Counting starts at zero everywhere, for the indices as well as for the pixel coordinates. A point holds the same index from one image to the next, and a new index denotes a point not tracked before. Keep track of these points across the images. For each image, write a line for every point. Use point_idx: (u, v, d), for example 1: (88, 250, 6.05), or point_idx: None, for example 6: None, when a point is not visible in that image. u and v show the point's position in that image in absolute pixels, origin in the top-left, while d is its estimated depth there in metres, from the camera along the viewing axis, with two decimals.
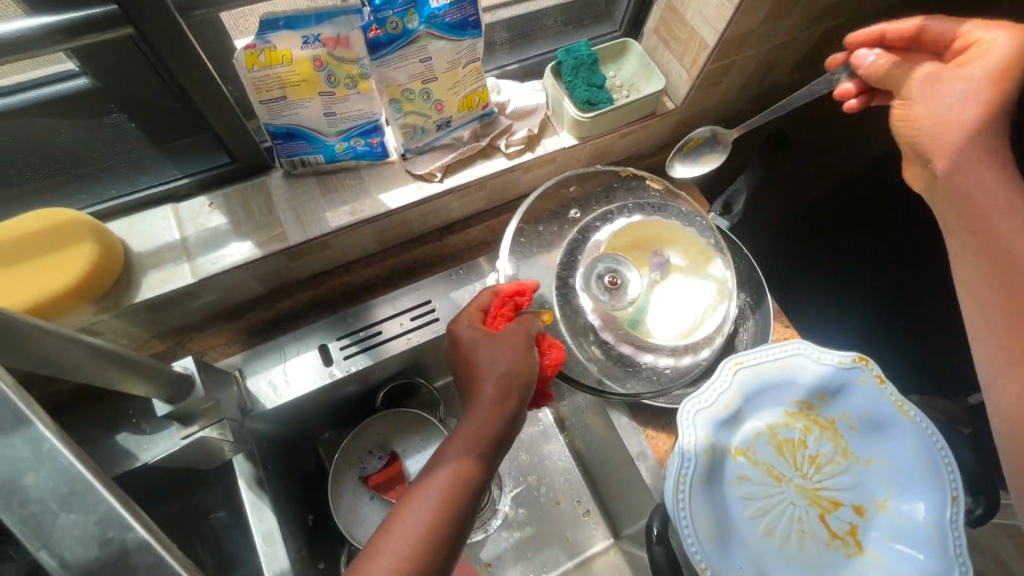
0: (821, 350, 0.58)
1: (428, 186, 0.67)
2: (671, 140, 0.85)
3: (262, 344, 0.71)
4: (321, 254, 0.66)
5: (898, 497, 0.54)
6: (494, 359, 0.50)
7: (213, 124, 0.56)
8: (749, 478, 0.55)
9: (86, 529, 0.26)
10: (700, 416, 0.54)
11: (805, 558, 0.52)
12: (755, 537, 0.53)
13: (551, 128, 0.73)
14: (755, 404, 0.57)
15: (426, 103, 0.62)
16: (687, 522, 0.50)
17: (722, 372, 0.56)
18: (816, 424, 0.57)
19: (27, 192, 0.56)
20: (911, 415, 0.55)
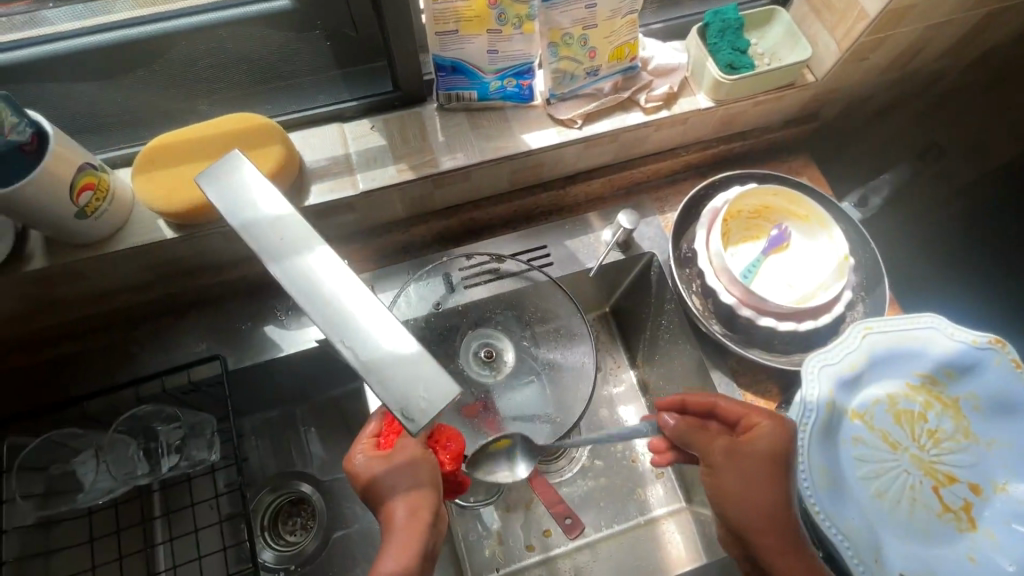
0: (955, 327, 0.58)
1: (567, 131, 0.70)
2: (800, 116, 0.84)
3: (388, 267, 0.76)
4: (461, 186, 0.71)
5: (1019, 481, 0.54)
6: (396, 485, 0.53)
7: (391, 51, 0.62)
8: (864, 441, 0.55)
9: (377, 326, 0.30)
10: (826, 371, 0.56)
11: (914, 524, 0.53)
12: (866, 497, 0.54)
13: (689, 89, 0.74)
14: (880, 370, 0.57)
15: (581, 50, 0.65)
16: (803, 468, 0.52)
17: (852, 334, 0.57)
18: (938, 400, 0.57)
19: (230, 98, 0.65)
20: None
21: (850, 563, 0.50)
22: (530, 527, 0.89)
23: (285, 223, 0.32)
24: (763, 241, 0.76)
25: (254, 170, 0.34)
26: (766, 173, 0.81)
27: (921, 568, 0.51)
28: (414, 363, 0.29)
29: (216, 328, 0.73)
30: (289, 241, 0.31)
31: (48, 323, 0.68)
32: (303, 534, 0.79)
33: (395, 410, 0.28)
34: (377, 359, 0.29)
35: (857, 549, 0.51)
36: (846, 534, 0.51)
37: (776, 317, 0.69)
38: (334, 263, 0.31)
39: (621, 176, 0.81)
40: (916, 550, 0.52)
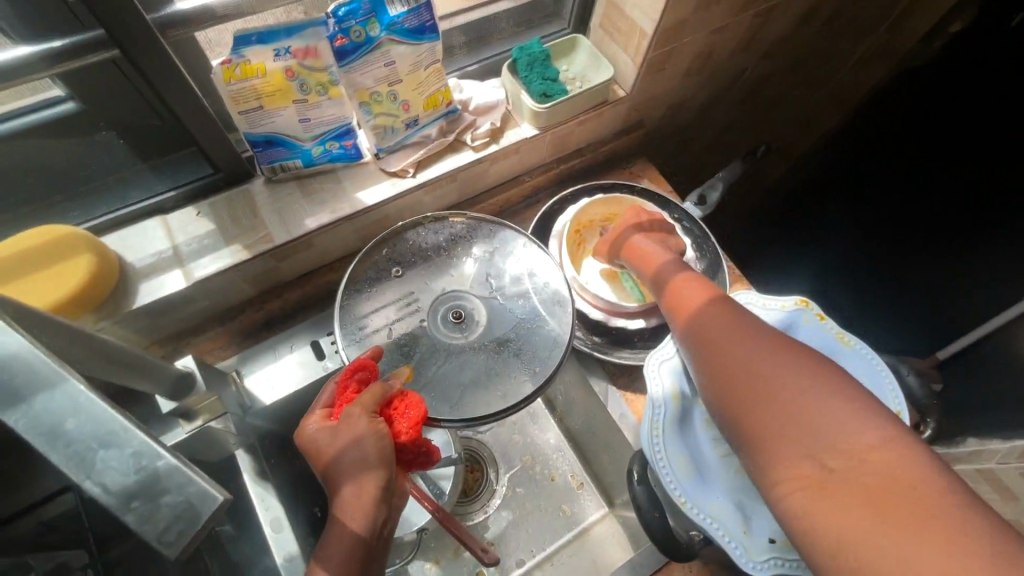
0: (765, 297, 0.64)
1: (401, 181, 0.72)
2: (626, 126, 0.91)
3: (256, 345, 0.75)
4: (307, 253, 0.71)
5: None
6: (344, 458, 0.51)
7: (197, 137, 0.61)
8: (717, 421, 0.60)
9: (123, 458, 0.28)
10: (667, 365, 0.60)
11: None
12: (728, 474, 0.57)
13: (513, 121, 0.78)
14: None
15: (393, 104, 0.67)
16: (662, 462, 0.56)
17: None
18: None
19: (27, 213, 0.61)
20: (852, 344, 0.61)
21: (721, 542, 0.53)
22: (462, 573, 0.87)
23: (14, 361, 0.29)
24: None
25: None
26: (606, 184, 0.86)
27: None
28: (163, 493, 0.28)
29: None
30: (19, 382, 0.29)
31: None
32: None
33: (151, 541, 0.27)
34: (124, 491, 0.28)
35: (725, 527, 0.53)
36: (714, 514, 0.54)
37: (629, 318, 0.75)
38: (76, 396, 0.29)
39: (473, 210, 0.83)
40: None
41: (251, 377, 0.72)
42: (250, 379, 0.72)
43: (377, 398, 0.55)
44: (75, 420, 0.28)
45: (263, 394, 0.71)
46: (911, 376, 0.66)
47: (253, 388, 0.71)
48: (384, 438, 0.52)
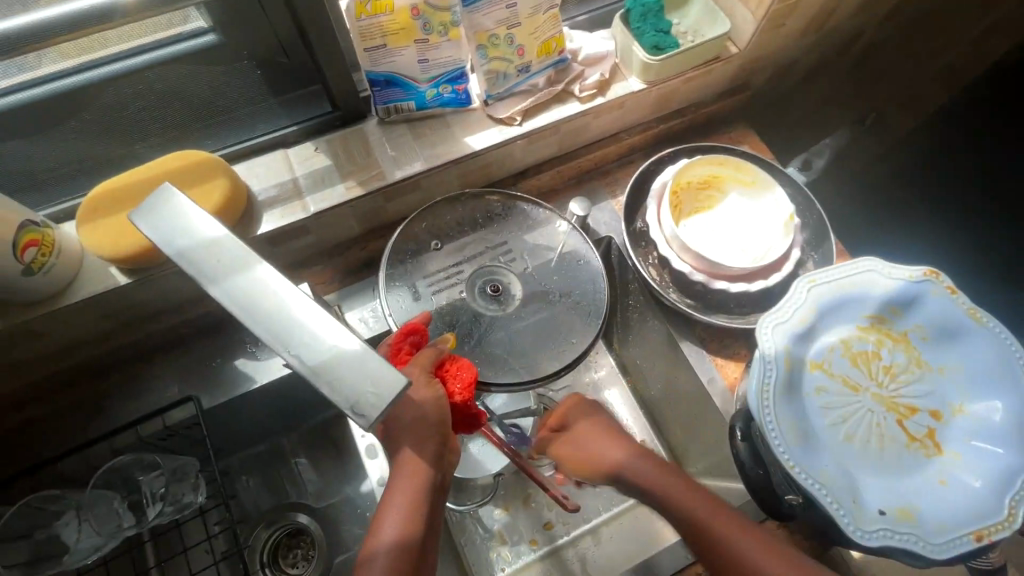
0: (890, 266, 0.61)
1: (508, 129, 0.72)
2: (731, 87, 0.87)
3: (357, 283, 0.78)
4: (413, 195, 0.73)
5: (974, 400, 0.56)
6: (402, 419, 0.51)
7: (324, 72, 0.63)
8: (827, 389, 0.58)
9: (313, 339, 0.31)
10: (779, 328, 0.58)
11: (885, 459, 0.55)
12: (836, 442, 0.55)
13: (620, 74, 0.76)
14: (830, 318, 0.60)
15: (509, 48, 0.67)
16: (771, 423, 0.54)
17: (797, 288, 0.60)
18: (888, 337, 0.60)
19: (169, 139, 0.66)
20: (985, 322, 0.57)
21: (830, 509, 0.51)
22: (530, 523, 0.89)
23: (223, 247, 0.33)
24: (713, 211, 0.78)
25: (188, 201, 0.34)
26: (707, 145, 0.84)
27: (898, 501, 0.53)
28: (347, 371, 0.30)
29: (187, 369, 0.73)
30: (226, 265, 0.32)
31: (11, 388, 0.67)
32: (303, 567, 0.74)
33: (345, 408, 0.29)
34: (313, 368, 0.30)
35: (834, 495, 0.52)
36: (822, 480, 0.52)
37: (731, 281, 0.72)
38: (273, 281, 0.32)
39: (569, 166, 0.83)
40: (891, 484, 0.54)
41: (350, 312, 0.75)
42: (349, 314, 0.75)
43: (430, 360, 0.54)
44: (273, 301, 0.31)
45: (361, 328, 0.74)
46: None
47: (353, 322, 0.75)
48: (439, 401, 0.52)
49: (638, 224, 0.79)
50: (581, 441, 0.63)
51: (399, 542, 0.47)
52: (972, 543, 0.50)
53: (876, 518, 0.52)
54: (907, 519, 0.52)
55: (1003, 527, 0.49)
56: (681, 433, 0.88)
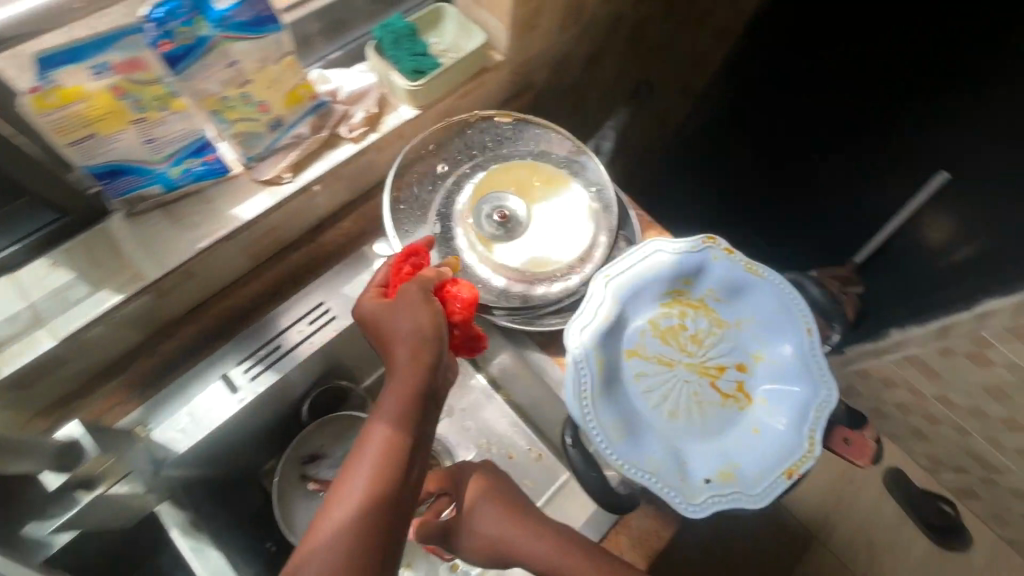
0: (675, 241, 0.63)
1: (279, 188, 0.67)
2: (513, 91, 0.89)
3: (161, 391, 0.69)
4: (193, 282, 0.66)
5: (769, 347, 0.61)
6: (399, 328, 0.53)
7: (27, 179, 0.54)
8: (644, 372, 0.61)
9: None
10: (586, 331, 0.60)
11: (706, 424, 0.59)
12: (660, 424, 0.59)
13: (390, 104, 0.74)
14: (634, 306, 0.62)
15: (249, 108, 0.62)
16: (595, 429, 0.56)
17: (596, 286, 0.61)
18: (689, 306, 0.64)
19: None
20: (762, 274, 0.62)
21: (661, 493, 0.55)
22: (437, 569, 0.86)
23: None
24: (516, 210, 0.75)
25: None
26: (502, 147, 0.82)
27: (722, 463, 0.57)
28: None
29: None
30: None
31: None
32: None
33: None
34: None
35: (663, 479, 0.55)
36: (651, 468, 0.56)
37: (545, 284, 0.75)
38: None
39: (369, 206, 0.79)
40: (714, 447, 0.58)
41: (157, 431, 0.66)
42: (158, 434, 0.66)
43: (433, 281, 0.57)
44: None
45: (178, 443, 0.66)
46: (814, 289, 0.71)
47: (166, 440, 0.66)
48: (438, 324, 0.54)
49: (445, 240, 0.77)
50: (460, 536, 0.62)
51: (376, 463, 0.47)
52: (784, 482, 0.55)
53: (704, 486, 0.56)
54: (731, 477, 0.56)
55: (805, 459, 0.55)
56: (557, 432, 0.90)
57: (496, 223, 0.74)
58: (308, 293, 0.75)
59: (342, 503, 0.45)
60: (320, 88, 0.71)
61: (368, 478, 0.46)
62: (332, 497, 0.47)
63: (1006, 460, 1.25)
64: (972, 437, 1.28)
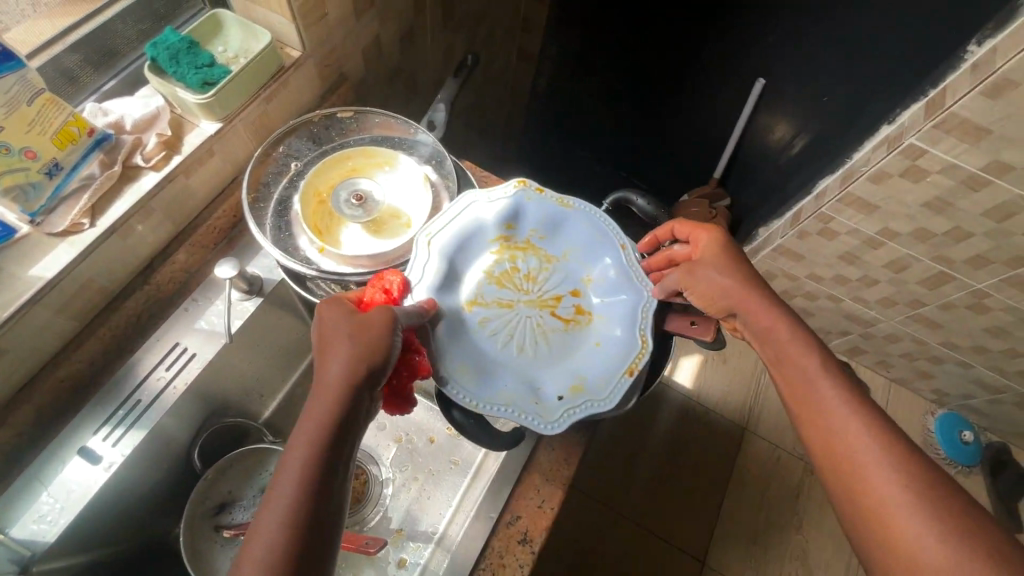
0: (488, 193, 0.67)
1: (79, 237, 0.62)
2: (328, 85, 0.88)
3: (7, 490, 0.62)
4: (10, 357, 0.60)
5: (594, 267, 0.66)
6: (345, 342, 0.50)
7: None
8: (489, 317, 0.63)
9: None
10: (417, 290, 0.61)
11: (554, 349, 0.62)
12: (512, 360, 0.61)
13: (188, 123, 0.70)
14: (462, 258, 0.65)
15: (10, 158, 0.56)
16: (446, 380, 0.58)
17: (419, 248, 0.63)
18: (518, 249, 0.67)
19: None
20: (572, 205, 0.68)
21: (520, 420, 0.57)
22: (383, 572, 0.85)
23: None
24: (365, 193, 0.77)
25: None
26: (327, 143, 0.81)
27: (573, 379, 0.60)
28: None
29: None
30: None
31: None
32: None
33: None
34: None
35: (519, 407, 0.58)
36: (507, 401, 0.58)
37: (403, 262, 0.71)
38: None
39: (202, 233, 0.75)
40: (565, 365, 0.62)
41: (15, 530, 0.60)
42: (18, 531, 0.60)
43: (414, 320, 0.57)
44: None
45: (45, 533, 0.61)
46: (641, 201, 0.77)
47: (29, 534, 0.60)
48: (382, 340, 0.51)
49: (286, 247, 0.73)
50: (710, 271, 0.61)
51: (302, 486, 0.44)
52: (628, 380, 0.59)
53: (558, 403, 0.59)
54: (582, 389, 0.59)
55: (642, 354, 0.60)
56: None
57: (354, 205, 0.75)
58: (158, 339, 0.71)
59: (268, 524, 0.43)
60: (99, 121, 0.66)
61: (291, 506, 0.43)
62: (254, 525, 0.43)
63: (872, 313, 1.43)
64: (841, 302, 1.45)
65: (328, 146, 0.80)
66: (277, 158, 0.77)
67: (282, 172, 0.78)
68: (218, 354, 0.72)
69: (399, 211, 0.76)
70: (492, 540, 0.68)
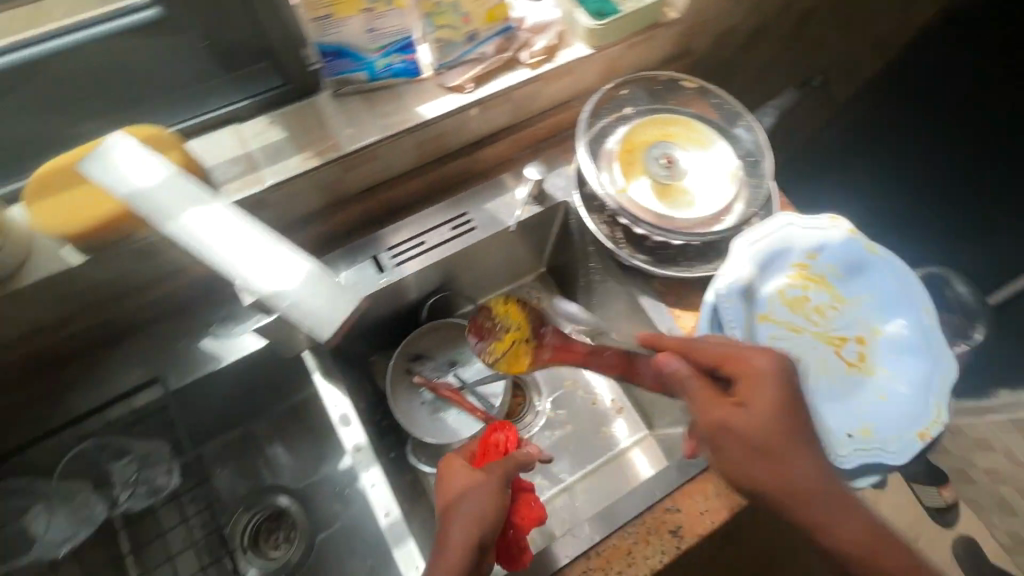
0: (803, 217, 0.66)
1: (461, 96, 0.74)
2: (677, 51, 0.90)
3: (321, 258, 0.79)
4: (372, 166, 0.74)
5: (886, 321, 0.63)
6: (473, 499, 0.61)
7: (281, 55, 0.65)
8: (777, 336, 0.62)
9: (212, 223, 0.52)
10: (727, 281, 0.62)
11: (839, 386, 0.60)
12: (798, 384, 0.60)
13: (567, 40, 0.78)
14: (766, 271, 0.64)
15: (456, 16, 0.69)
16: (742, 375, 0.58)
17: (737, 249, 0.63)
18: (812, 280, 0.65)
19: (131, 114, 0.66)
20: (880, 253, 0.65)
21: (810, 443, 0.56)
22: None
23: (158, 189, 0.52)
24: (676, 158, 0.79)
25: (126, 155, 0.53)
26: (658, 102, 0.84)
27: (859, 421, 0.59)
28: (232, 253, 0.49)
29: (154, 352, 0.73)
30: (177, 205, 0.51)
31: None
32: (285, 547, 0.79)
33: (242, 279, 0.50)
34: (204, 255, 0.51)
35: (811, 430, 0.57)
36: None
37: (685, 234, 0.74)
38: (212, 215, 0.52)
39: (523, 135, 0.86)
40: (849, 407, 0.60)
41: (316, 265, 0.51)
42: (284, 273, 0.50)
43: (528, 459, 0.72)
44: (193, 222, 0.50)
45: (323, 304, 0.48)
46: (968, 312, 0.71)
47: (310, 285, 0.49)
48: (752, 370, 0.56)
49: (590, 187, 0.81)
50: None
51: None
52: (919, 443, 0.57)
53: (846, 441, 0.58)
54: (871, 435, 0.58)
55: (936, 423, 0.57)
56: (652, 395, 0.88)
57: (663, 164, 0.78)
58: (456, 202, 0.83)
59: None
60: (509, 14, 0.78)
61: None
62: None
63: None
64: None
65: (658, 104, 0.84)
66: (616, 98, 0.83)
67: (611, 110, 0.82)
68: (491, 236, 0.82)
69: (700, 190, 0.77)
70: (645, 513, 0.69)
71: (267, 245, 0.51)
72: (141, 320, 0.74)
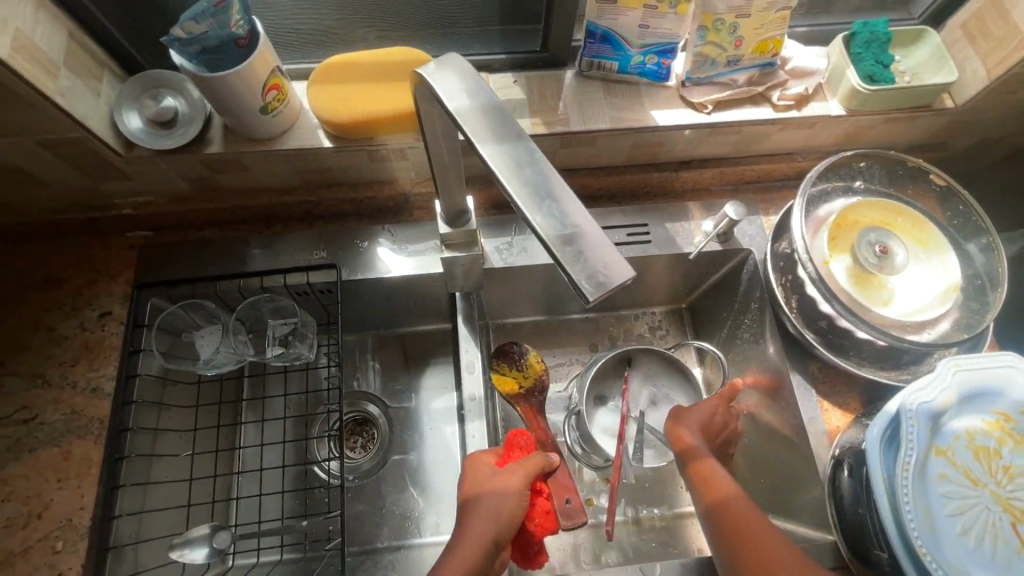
0: None
1: (696, 114, 0.73)
2: (929, 142, 0.83)
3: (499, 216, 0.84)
4: (583, 150, 0.75)
5: None
6: (491, 499, 0.59)
7: (555, 23, 0.70)
8: (949, 477, 0.55)
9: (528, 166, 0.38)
10: (919, 400, 0.56)
11: (1004, 560, 0.53)
12: (957, 536, 0.53)
13: (822, 94, 0.75)
14: (962, 406, 0.57)
15: (729, 37, 0.68)
16: (905, 503, 0.53)
17: (942, 370, 0.57)
18: (1012, 437, 0.57)
19: (410, 37, 0.74)
20: None
21: None
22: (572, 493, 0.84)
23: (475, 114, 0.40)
24: (893, 251, 0.72)
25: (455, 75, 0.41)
26: (890, 187, 0.78)
27: None
28: (542, 202, 0.36)
29: (334, 239, 0.80)
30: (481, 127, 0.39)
31: (168, 208, 0.77)
32: (362, 452, 0.91)
33: (571, 248, 0.35)
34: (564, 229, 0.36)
35: None
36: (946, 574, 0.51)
37: (872, 330, 0.68)
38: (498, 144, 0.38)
39: (734, 171, 0.83)
40: None
41: (599, 233, 0.35)
42: (553, 230, 0.35)
43: (542, 468, 0.63)
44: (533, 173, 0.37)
45: (616, 268, 0.34)
46: None
47: (601, 247, 0.35)
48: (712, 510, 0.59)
49: (784, 249, 0.77)
50: None
51: None
52: None
53: None
54: None
55: None
56: (752, 479, 0.80)
57: (875, 252, 0.71)
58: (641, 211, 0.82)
59: None
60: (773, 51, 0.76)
61: None
62: None
63: None
64: None
65: (889, 188, 0.78)
66: (851, 169, 0.77)
67: (840, 176, 0.77)
68: (663, 255, 0.81)
69: (905, 294, 0.71)
70: None
71: (543, 190, 0.37)
72: (336, 211, 0.82)
